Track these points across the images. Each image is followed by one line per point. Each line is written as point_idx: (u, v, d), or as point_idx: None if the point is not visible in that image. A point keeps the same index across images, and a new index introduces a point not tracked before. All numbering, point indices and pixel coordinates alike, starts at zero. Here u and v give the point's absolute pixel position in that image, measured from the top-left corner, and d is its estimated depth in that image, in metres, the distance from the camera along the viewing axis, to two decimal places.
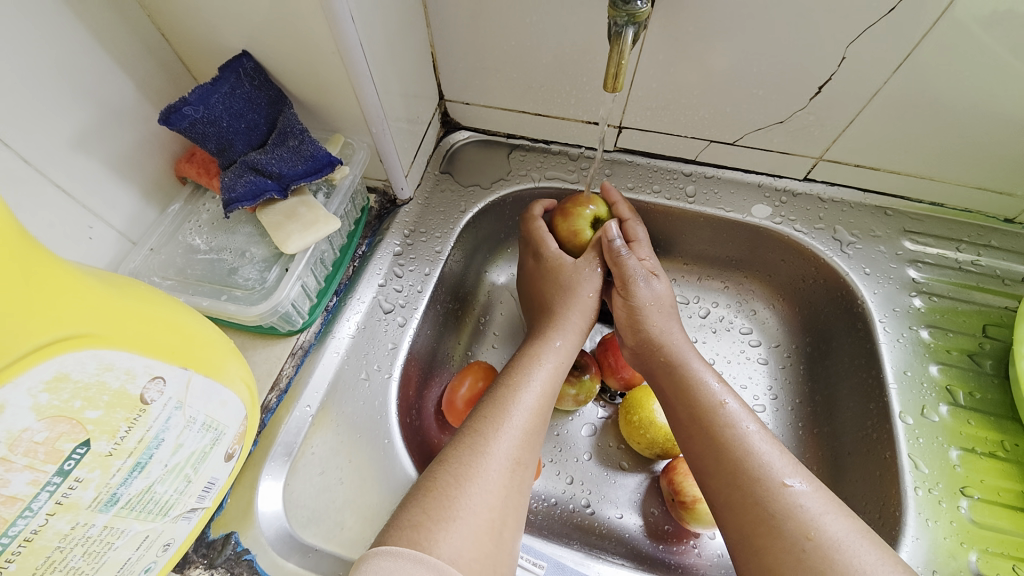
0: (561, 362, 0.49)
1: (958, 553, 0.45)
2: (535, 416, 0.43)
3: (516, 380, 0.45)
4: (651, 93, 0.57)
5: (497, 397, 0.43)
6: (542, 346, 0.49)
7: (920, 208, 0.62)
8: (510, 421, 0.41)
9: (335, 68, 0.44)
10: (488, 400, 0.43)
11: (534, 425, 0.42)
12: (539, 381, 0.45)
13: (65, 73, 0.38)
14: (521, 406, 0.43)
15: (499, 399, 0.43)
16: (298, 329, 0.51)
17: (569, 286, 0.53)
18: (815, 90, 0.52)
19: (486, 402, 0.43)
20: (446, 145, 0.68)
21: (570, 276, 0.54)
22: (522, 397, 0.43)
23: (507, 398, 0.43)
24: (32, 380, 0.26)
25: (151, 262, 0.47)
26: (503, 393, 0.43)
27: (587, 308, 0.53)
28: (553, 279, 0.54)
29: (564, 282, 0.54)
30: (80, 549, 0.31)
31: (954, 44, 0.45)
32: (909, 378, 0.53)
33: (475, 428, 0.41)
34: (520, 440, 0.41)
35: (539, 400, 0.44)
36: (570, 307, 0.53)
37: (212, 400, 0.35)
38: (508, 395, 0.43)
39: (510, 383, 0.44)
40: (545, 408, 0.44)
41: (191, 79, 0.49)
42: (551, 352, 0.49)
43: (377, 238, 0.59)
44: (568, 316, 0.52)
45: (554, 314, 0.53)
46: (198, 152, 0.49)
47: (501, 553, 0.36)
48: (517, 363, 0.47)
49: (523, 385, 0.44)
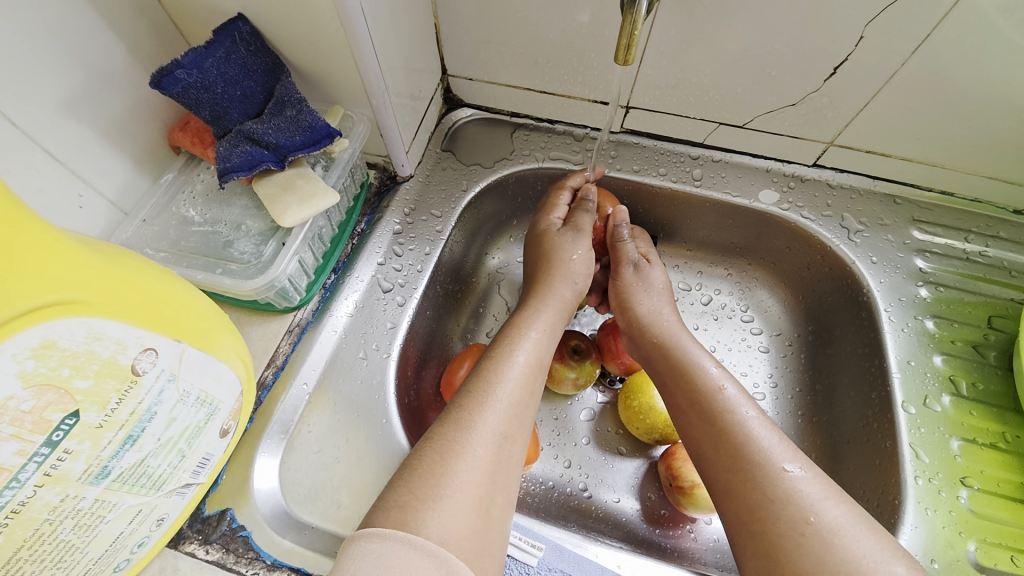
0: (549, 333, 0.48)
1: (955, 542, 0.45)
2: (524, 390, 0.42)
3: (503, 352, 0.44)
4: (660, 71, 0.55)
5: (485, 370, 0.43)
6: (528, 318, 0.49)
7: (929, 197, 0.60)
8: (497, 396, 0.40)
9: (334, 35, 0.43)
10: (475, 374, 0.43)
11: (524, 397, 0.42)
12: (527, 353, 0.45)
13: (51, 32, 0.36)
14: (511, 378, 0.42)
15: (486, 374, 0.42)
16: (295, 306, 0.50)
17: (560, 261, 0.53)
18: (831, 72, 0.50)
19: (473, 376, 0.43)
20: (448, 122, 0.66)
21: (570, 265, 0.53)
22: (509, 370, 0.43)
23: (494, 370, 0.42)
24: (17, 347, 0.25)
25: (143, 234, 0.45)
26: (491, 366, 0.43)
27: (575, 286, 0.53)
28: (547, 247, 0.55)
29: (554, 253, 0.54)
30: (70, 522, 0.30)
31: (977, 26, 0.44)
32: (913, 367, 0.53)
33: (464, 404, 0.40)
34: (508, 414, 0.40)
35: (527, 371, 0.43)
36: (558, 279, 0.53)
37: (207, 374, 0.34)
38: (494, 368, 0.43)
39: (498, 357, 0.44)
40: (533, 380, 0.44)
41: (184, 44, 0.48)
42: (537, 323, 0.48)
43: (376, 216, 0.58)
44: (557, 287, 0.52)
45: (544, 286, 0.52)
46: (192, 120, 0.48)
47: (490, 531, 0.35)
48: (505, 336, 0.47)
49: (510, 358, 0.44)
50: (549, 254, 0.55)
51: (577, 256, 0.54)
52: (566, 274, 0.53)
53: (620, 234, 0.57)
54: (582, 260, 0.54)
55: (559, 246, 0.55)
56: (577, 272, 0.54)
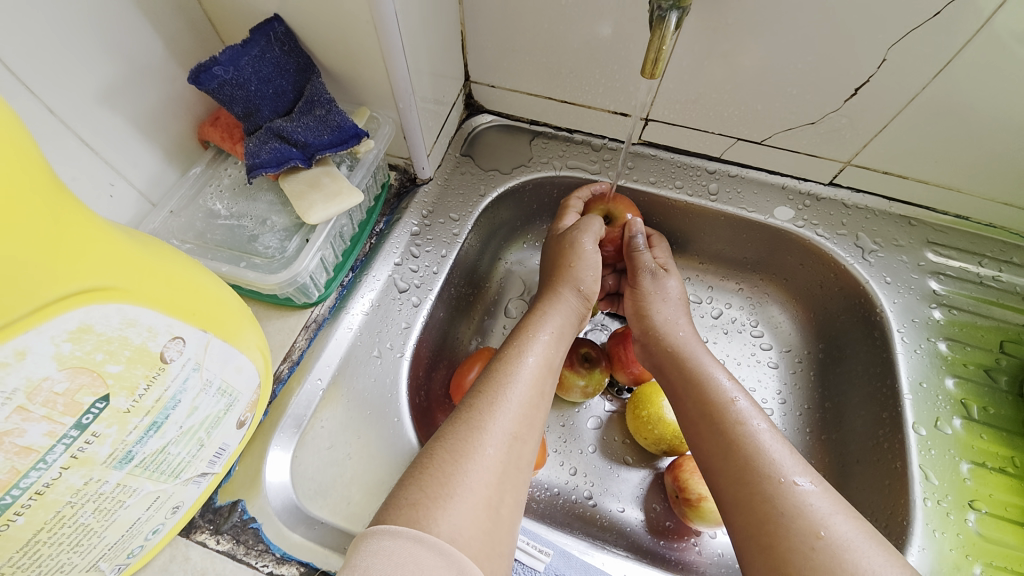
0: (558, 336, 0.49)
1: (962, 565, 0.45)
2: (534, 393, 0.42)
3: (514, 355, 0.45)
4: (681, 85, 0.56)
5: (495, 371, 0.43)
6: (537, 321, 0.49)
7: (945, 220, 0.61)
8: (508, 397, 0.40)
9: (366, 39, 0.43)
10: (485, 376, 0.43)
11: (534, 399, 0.42)
12: (536, 356, 0.45)
13: (94, 24, 0.37)
14: (521, 379, 0.42)
15: (497, 375, 0.42)
16: (313, 302, 0.51)
17: (568, 268, 0.53)
18: (851, 92, 0.51)
19: (485, 376, 0.43)
20: (468, 127, 0.67)
21: (576, 270, 0.53)
22: (519, 371, 0.43)
23: (505, 372, 0.43)
24: (57, 329, 0.25)
25: (169, 225, 0.46)
26: (501, 368, 0.43)
27: (583, 293, 0.52)
28: (557, 250, 0.56)
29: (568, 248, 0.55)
30: (91, 505, 0.31)
31: (998, 54, 0.44)
32: (925, 389, 0.53)
33: (474, 404, 0.40)
34: (519, 415, 0.40)
35: (537, 373, 0.44)
36: (565, 286, 0.52)
37: (228, 364, 0.35)
38: (505, 370, 0.43)
39: (507, 359, 0.44)
40: (543, 382, 0.44)
41: (218, 41, 0.49)
42: (547, 325, 0.49)
43: (395, 216, 0.59)
44: (564, 292, 0.52)
45: (552, 293, 0.52)
46: (222, 116, 0.49)
47: (501, 532, 0.35)
48: (516, 338, 0.47)
49: (520, 360, 0.44)
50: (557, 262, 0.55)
51: (587, 256, 0.54)
52: (573, 279, 0.53)
53: (636, 244, 0.56)
54: (593, 257, 0.54)
55: (570, 241, 0.55)
56: (586, 276, 0.53)
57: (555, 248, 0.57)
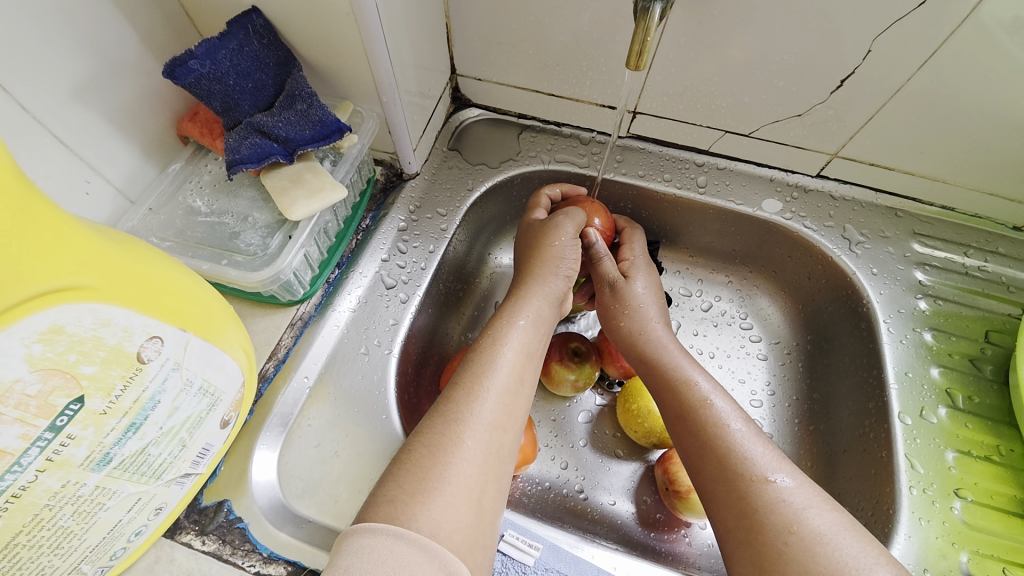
0: (537, 322, 0.48)
1: (948, 553, 0.46)
2: (513, 381, 0.42)
3: (491, 343, 0.44)
4: (669, 78, 0.55)
5: (473, 362, 0.42)
6: (514, 307, 0.49)
7: (930, 211, 0.61)
8: (486, 387, 0.40)
9: (347, 31, 0.43)
10: (463, 367, 0.42)
11: (513, 386, 0.42)
12: (515, 343, 0.45)
13: (65, 17, 0.37)
14: (499, 368, 0.42)
15: (474, 365, 0.42)
16: (298, 299, 0.50)
17: (546, 249, 0.53)
18: (837, 84, 0.51)
19: (462, 368, 0.43)
20: (455, 121, 0.66)
21: (556, 251, 0.53)
22: (497, 360, 0.43)
23: (482, 363, 0.42)
24: (27, 330, 0.25)
25: (149, 222, 0.45)
26: (479, 358, 0.43)
27: (564, 274, 0.53)
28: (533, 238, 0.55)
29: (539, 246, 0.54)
30: (70, 508, 0.30)
31: (984, 44, 0.44)
32: (910, 379, 0.53)
33: (451, 397, 0.40)
34: (497, 405, 0.40)
35: (516, 360, 0.43)
36: (545, 267, 0.52)
37: (210, 364, 0.34)
38: (483, 360, 0.42)
39: (485, 349, 0.44)
40: (523, 369, 0.43)
41: (196, 35, 0.48)
42: (526, 311, 0.48)
43: (381, 212, 0.58)
44: (543, 277, 0.52)
45: (532, 277, 0.52)
46: (201, 111, 0.48)
47: (484, 523, 0.35)
48: (492, 327, 0.47)
49: (498, 349, 0.44)
50: (535, 247, 0.54)
51: (560, 245, 0.53)
52: (553, 261, 0.53)
53: (596, 253, 0.56)
54: (568, 247, 0.53)
55: (542, 240, 0.54)
56: (562, 259, 0.53)
57: (528, 237, 0.57)
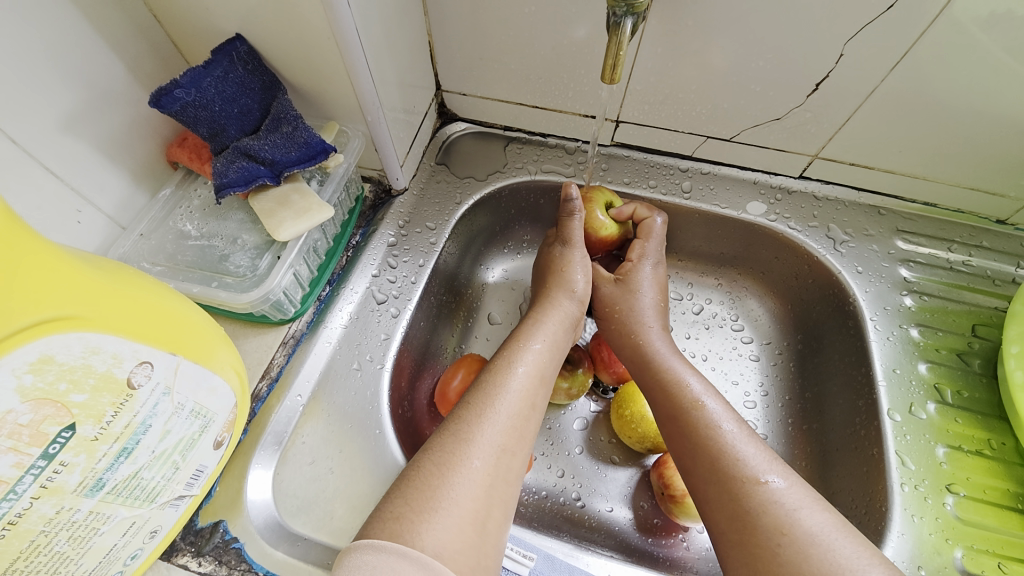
0: (552, 346, 0.49)
1: (942, 549, 0.46)
2: (525, 404, 0.42)
3: (504, 365, 0.45)
4: (649, 87, 0.56)
5: (485, 383, 0.43)
6: (529, 331, 0.49)
7: (913, 207, 0.62)
8: (497, 409, 0.41)
9: (330, 54, 0.44)
10: (474, 388, 0.43)
11: (525, 410, 0.42)
12: (527, 366, 0.45)
13: (54, 53, 0.38)
14: (511, 391, 0.42)
15: (485, 386, 0.43)
16: (290, 318, 0.51)
17: (558, 273, 0.54)
18: (813, 87, 0.52)
19: (474, 388, 0.43)
20: (442, 136, 0.67)
21: (569, 274, 0.54)
22: (509, 382, 0.43)
23: (493, 383, 0.43)
24: (17, 362, 0.25)
25: (141, 248, 0.46)
26: (490, 379, 0.43)
27: (578, 297, 0.54)
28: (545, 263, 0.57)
29: (551, 269, 0.55)
30: (65, 533, 0.31)
31: (953, 44, 0.45)
32: (899, 375, 0.54)
33: (462, 416, 0.40)
34: (507, 427, 0.40)
35: (528, 384, 0.44)
36: (558, 291, 0.53)
37: (201, 386, 0.35)
38: (495, 382, 0.43)
39: (497, 369, 0.44)
40: (535, 393, 0.44)
41: (183, 63, 0.49)
42: (540, 336, 0.49)
43: (371, 228, 0.59)
44: (558, 298, 0.53)
45: (546, 300, 0.53)
46: (190, 136, 0.49)
47: (485, 545, 0.35)
48: (507, 349, 0.47)
49: (510, 371, 0.44)
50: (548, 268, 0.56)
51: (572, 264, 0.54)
52: (566, 285, 0.54)
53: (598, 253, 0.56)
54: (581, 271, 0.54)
55: (553, 259, 0.56)
56: (578, 281, 0.54)
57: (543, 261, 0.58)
